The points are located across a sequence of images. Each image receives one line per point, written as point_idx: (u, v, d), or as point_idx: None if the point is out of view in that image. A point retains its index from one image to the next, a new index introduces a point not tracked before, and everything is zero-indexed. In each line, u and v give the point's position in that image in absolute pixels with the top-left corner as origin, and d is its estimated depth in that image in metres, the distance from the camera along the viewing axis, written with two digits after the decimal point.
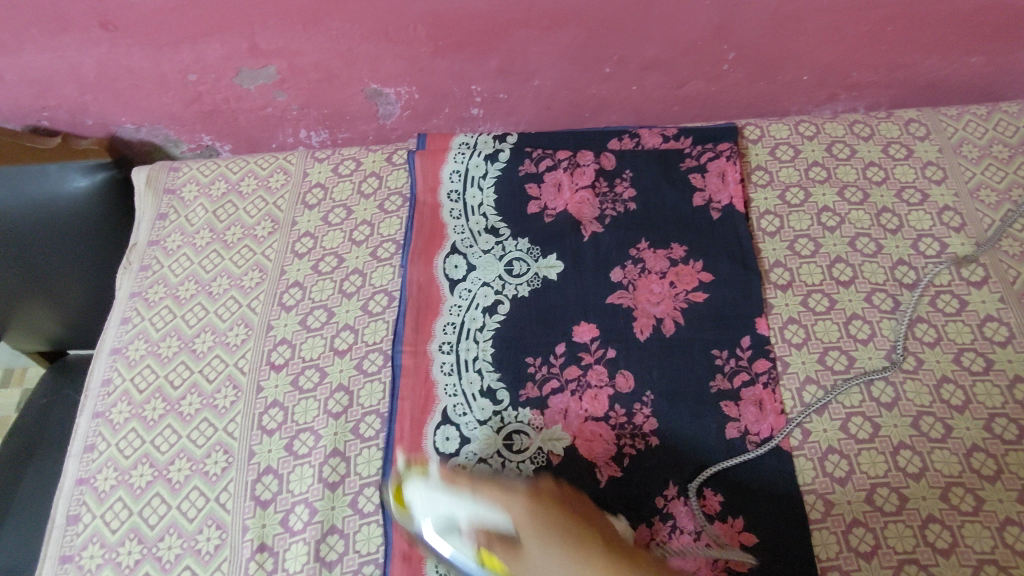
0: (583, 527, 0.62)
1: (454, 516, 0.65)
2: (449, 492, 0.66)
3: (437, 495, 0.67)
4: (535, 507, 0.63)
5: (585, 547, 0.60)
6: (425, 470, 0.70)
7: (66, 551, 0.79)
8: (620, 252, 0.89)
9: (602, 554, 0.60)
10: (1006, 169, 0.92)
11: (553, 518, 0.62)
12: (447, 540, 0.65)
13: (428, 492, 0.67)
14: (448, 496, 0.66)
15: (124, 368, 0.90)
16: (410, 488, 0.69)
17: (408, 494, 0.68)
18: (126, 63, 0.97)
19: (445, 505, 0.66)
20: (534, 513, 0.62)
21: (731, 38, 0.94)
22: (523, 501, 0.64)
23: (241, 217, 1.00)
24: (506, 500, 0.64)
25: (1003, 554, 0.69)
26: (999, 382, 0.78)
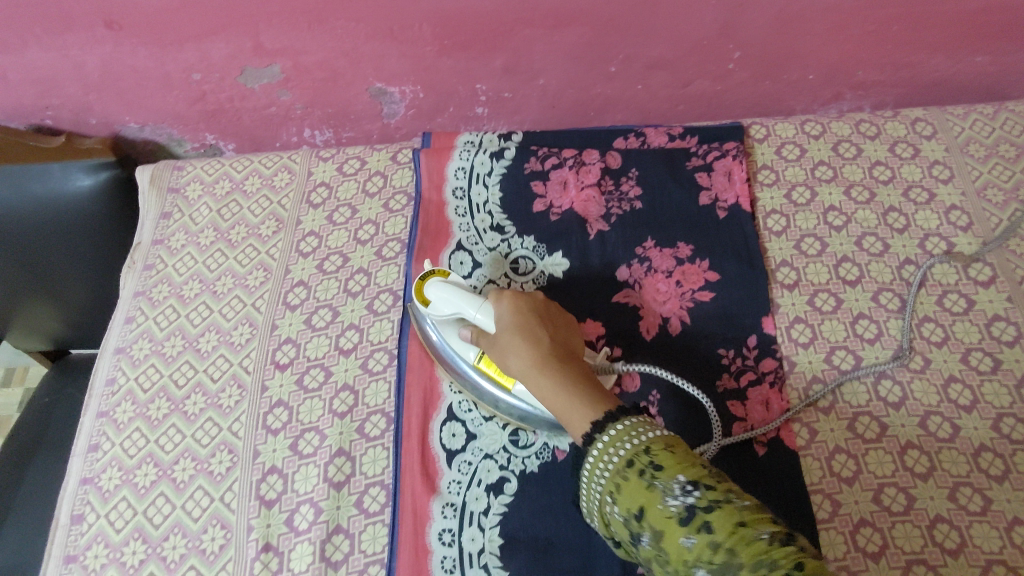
0: (546, 335, 0.66)
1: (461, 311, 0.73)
2: (461, 288, 0.75)
3: (445, 290, 0.75)
4: (517, 309, 0.68)
5: (534, 348, 0.65)
6: (447, 275, 0.78)
7: (70, 551, 0.79)
8: (626, 251, 0.89)
9: (547, 355, 0.64)
10: (1013, 169, 0.92)
11: (525, 320, 0.67)
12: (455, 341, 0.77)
13: (443, 289, 0.75)
14: (455, 295, 0.74)
15: (128, 368, 0.90)
16: (431, 285, 0.76)
17: (428, 289, 0.76)
18: (130, 62, 0.97)
19: (453, 303, 0.74)
20: (510, 312, 0.68)
21: (737, 37, 0.94)
22: (508, 302, 0.69)
23: (245, 216, 0.99)
24: (498, 295, 0.71)
25: (1012, 554, 0.68)
26: (1007, 381, 0.77)
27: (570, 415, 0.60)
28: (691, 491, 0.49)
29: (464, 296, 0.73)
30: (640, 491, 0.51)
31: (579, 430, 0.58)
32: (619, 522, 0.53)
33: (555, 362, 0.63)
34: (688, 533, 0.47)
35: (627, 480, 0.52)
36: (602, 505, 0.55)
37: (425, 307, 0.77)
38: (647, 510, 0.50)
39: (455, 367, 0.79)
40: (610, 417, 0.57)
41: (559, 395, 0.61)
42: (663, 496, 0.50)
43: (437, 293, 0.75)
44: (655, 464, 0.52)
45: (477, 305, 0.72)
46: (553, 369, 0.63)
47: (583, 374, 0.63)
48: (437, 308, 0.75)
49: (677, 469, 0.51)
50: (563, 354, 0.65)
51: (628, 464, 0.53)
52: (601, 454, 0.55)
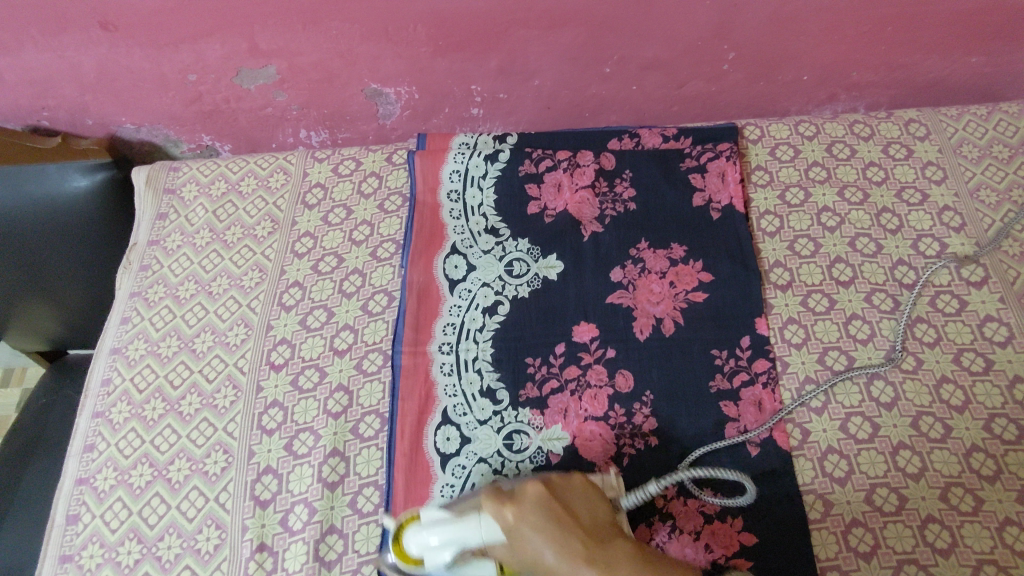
0: (570, 524, 0.62)
1: (463, 539, 0.65)
2: (449, 519, 0.66)
3: (436, 531, 0.65)
4: (528, 507, 0.63)
5: (568, 548, 0.60)
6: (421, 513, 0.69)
7: (66, 550, 0.79)
8: (620, 252, 0.89)
9: (586, 552, 0.60)
10: (1006, 170, 0.92)
11: (542, 519, 0.62)
12: (466, 568, 0.67)
13: (428, 533, 0.66)
14: (448, 528, 0.65)
15: (124, 368, 0.90)
16: (410, 537, 0.67)
17: (408, 544, 0.67)
18: (126, 63, 0.97)
19: (446, 538, 0.65)
20: (520, 520, 0.63)
21: (731, 38, 0.94)
22: (511, 509, 0.63)
23: (241, 216, 1.00)
24: (498, 508, 0.64)
25: (1003, 554, 0.69)
26: (999, 382, 0.78)
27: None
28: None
29: (454, 525, 0.65)
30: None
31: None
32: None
33: (599, 557, 0.59)
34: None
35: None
36: None
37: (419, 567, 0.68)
38: None
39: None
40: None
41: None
42: None
43: (419, 538, 0.66)
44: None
45: (478, 528, 0.64)
46: (601, 567, 0.58)
47: (633, 554, 0.59)
48: (432, 552, 0.66)
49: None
50: (597, 538, 0.61)
51: None
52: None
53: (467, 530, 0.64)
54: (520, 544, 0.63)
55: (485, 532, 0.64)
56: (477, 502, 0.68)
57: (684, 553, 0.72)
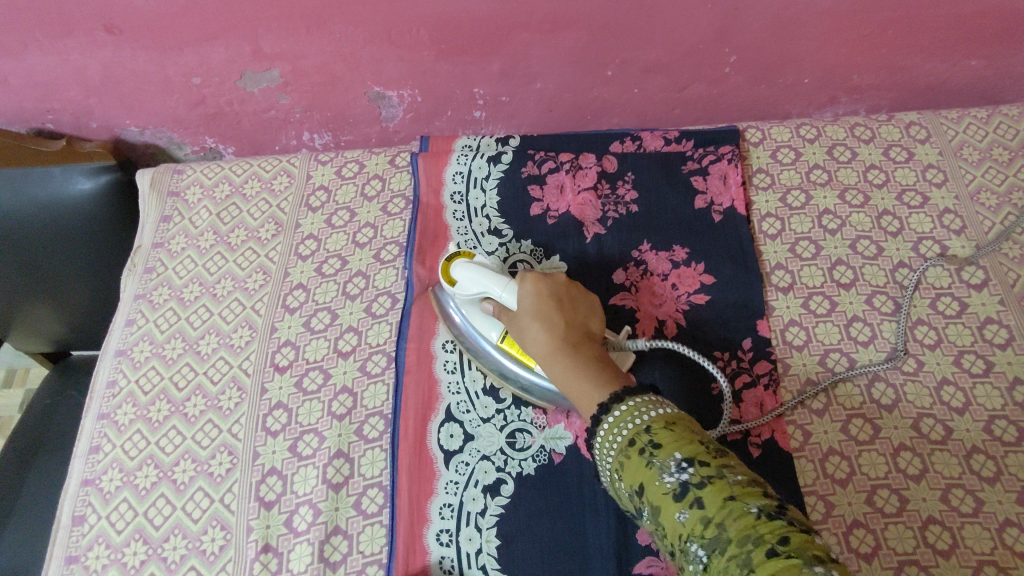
0: (561, 319, 0.69)
1: (488, 286, 0.75)
2: (486, 268, 0.76)
3: (471, 271, 0.76)
4: (544, 286, 0.71)
5: (552, 329, 0.68)
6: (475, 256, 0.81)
7: (71, 551, 0.79)
8: (622, 254, 0.89)
9: (561, 341, 0.67)
10: (1006, 172, 0.93)
11: (544, 300, 0.70)
12: (479, 319, 0.79)
13: (468, 268, 0.77)
14: (480, 273, 0.76)
15: (129, 370, 0.91)
16: (455, 264, 0.79)
17: (454, 267, 0.79)
18: (131, 66, 0.97)
19: (478, 274, 0.76)
20: (530, 295, 0.71)
21: (732, 41, 0.95)
22: (530, 281, 0.72)
23: (245, 219, 1.00)
24: (522, 277, 0.73)
25: (1003, 555, 0.69)
26: (999, 384, 0.78)
27: (582, 396, 0.63)
28: (685, 468, 0.49)
29: (489, 272, 0.76)
30: (639, 467, 0.52)
31: (588, 412, 0.61)
32: (626, 496, 0.54)
33: (571, 348, 0.66)
34: (682, 509, 0.48)
35: (629, 458, 0.53)
36: (612, 483, 0.57)
37: (451, 286, 0.80)
38: (646, 487, 0.51)
39: (475, 343, 0.81)
40: (621, 397, 0.58)
41: (569, 379, 0.64)
42: (661, 473, 0.50)
43: (462, 269, 0.78)
44: (654, 442, 0.52)
45: (503, 283, 0.74)
46: (566, 353, 0.66)
47: (597, 356, 0.66)
48: (464, 285, 0.77)
49: (675, 447, 0.51)
50: (575, 335, 0.68)
51: (629, 444, 0.54)
52: (608, 434, 0.56)
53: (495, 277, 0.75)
54: (519, 316, 0.71)
55: (506, 292, 0.73)
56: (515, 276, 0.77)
57: None
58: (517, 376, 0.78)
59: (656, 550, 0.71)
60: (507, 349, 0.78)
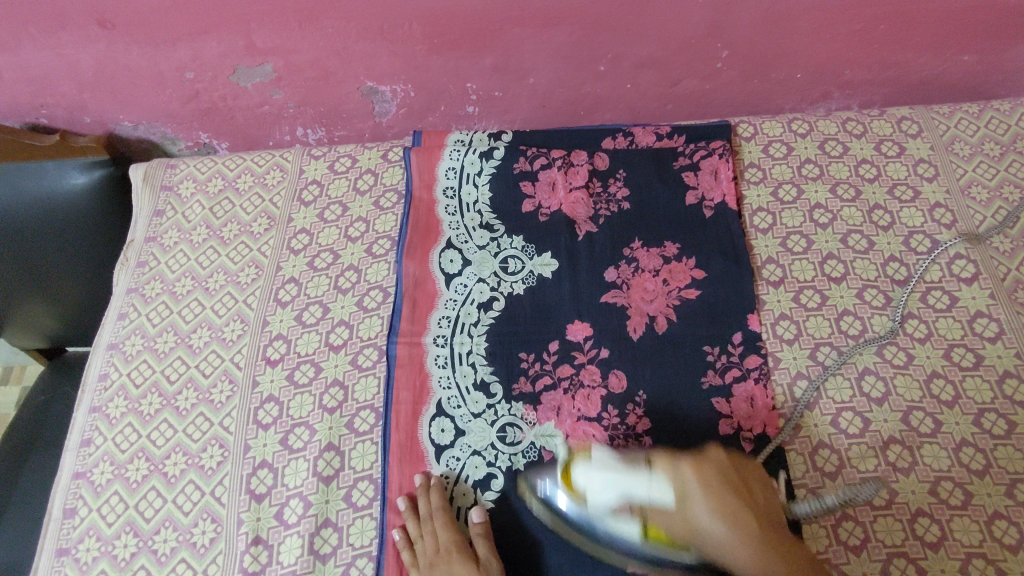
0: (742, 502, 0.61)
1: (628, 489, 0.64)
2: (619, 467, 0.65)
3: (607, 469, 0.65)
4: (710, 475, 0.63)
5: (738, 517, 0.60)
6: (591, 451, 0.69)
7: (63, 544, 0.80)
8: (614, 252, 0.89)
9: (751, 527, 0.60)
10: (997, 167, 0.93)
11: (717, 486, 0.62)
12: (614, 518, 0.65)
13: (598, 467, 0.66)
14: (618, 478, 0.64)
15: (121, 363, 0.91)
16: (577, 469, 0.68)
17: (577, 476, 0.67)
18: (124, 61, 0.98)
19: (614, 482, 0.65)
20: (699, 488, 0.62)
21: (724, 36, 0.95)
22: (690, 467, 0.63)
23: (238, 213, 1.00)
24: (674, 463, 0.64)
25: (991, 547, 0.69)
26: (988, 377, 0.78)
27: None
28: None
29: (625, 479, 0.64)
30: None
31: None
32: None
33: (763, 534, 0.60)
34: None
35: None
36: None
37: (576, 499, 0.68)
38: None
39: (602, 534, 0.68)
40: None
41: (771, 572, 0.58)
42: None
43: (588, 476, 0.66)
44: None
45: (649, 479, 0.63)
46: (759, 541, 0.59)
47: (790, 561, 0.59)
48: (594, 491, 0.65)
49: None
50: (761, 527, 0.61)
51: None
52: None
53: (637, 472, 0.64)
54: (684, 506, 0.62)
55: (656, 492, 0.62)
56: (645, 457, 0.66)
57: None
58: (661, 563, 0.66)
59: None
60: (652, 538, 0.64)
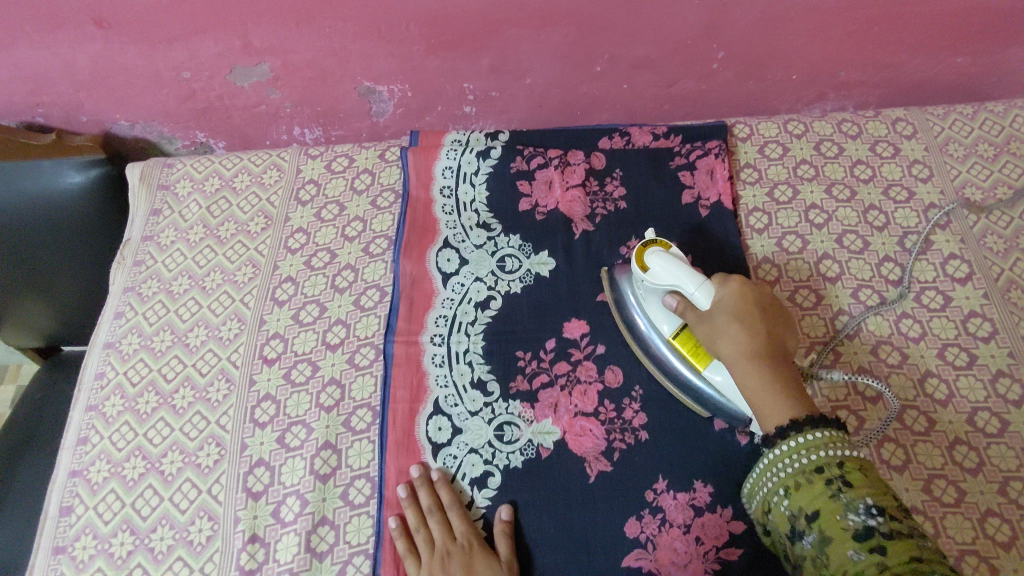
0: (761, 328, 0.70)
1: (683, 284, 0.73)
2: (685, 265, 0.74)
3: (672, 264, 0.74)
4: (742, 302, 0.71)
5: (750, 336, 0.69)
6: (670, 247, 0.77)
7: (59, 542, 0.79)
8: (610, 250, 0.90)
9: (761, 350, 0.68)
10: (991, 168, 0.94)
11: (743, 311, 0.71)
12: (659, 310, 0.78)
13: (668, 259, 0.75)
14: (679, 266, 0.73)
15: (117, 362, 0.91)
16: (651, 252, 0.76)
17: (649, 256, 0.76)
18: (121, 60, 0.98)
19: (677, 272, 0.73)
20: (731, 299, 0.71)
21: (720, 37, 0.95)
22: (733, 288, 0.72)
23: (234, 213, 1.00)
24: (724, 282, 0.73)
25: (985, 544, 0.70)
26: (982, 376, 0.79)
27: (768, 407, 0.66)
28: (874, 516, 0.55)
29: (688, 270, 0.73)
30: (819, 496, 0.58)
31: (772, 423, 0.65)
32: (785, 514, 0.61)
33: (769, 361, 0.68)
34: (858, 548, 0.54)
35: (812, 483, 0.59)
36: (767, 496, 0.64)
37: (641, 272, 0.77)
38: (822, 517, 0.57)
39: (648, 340, 0.80)
40: (805, 421, 0.63)
41: (760, 389, 0.66)
42: (846, 511, 0.56)
43: (658, 259, 0.75)
44: (845, 482, 0.58)
45: (701, 282, 0.72)
46: (761, 364, 0.68)
47: (790, 381, 0.67)
48: (659, 274, 0.75)
49: (867, 493, 0.57)
50: (772, 351, 0.69)
51: (814, 471, 0.60)
52: (789, 450, 0.62)
53: (696, 274, 0.73)
54: (715, 314, 0.71)
55: (703, 293, 0.72)
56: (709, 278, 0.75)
57: (675, 547, 0.72)
58: (683, 383, 0.77)
59: (644, 543, 0.72)
60: (681, 345, 0.76)
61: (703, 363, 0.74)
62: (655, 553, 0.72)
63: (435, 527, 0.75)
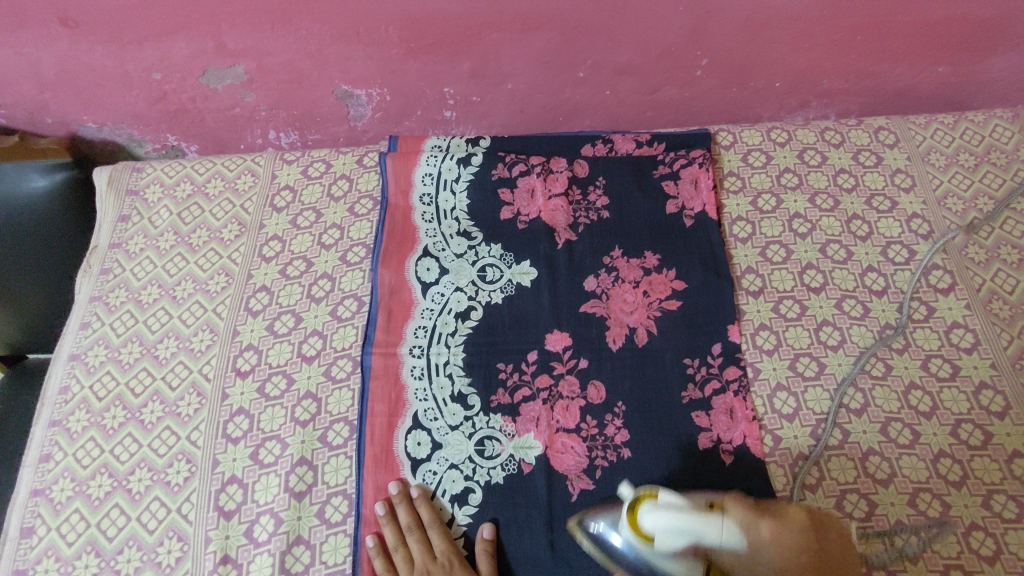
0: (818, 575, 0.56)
1: (699, 536, 0.58)
2: (689, 508, 0.59)
3: (682, 523, 0.58)
4: (788, 541, 0.56)
5: None
6: (660, 492, 0.62)
7: (19, 565, 0.76)
8: (593, 260, 0.88)
9: None
10: (972, 178, 0.94)
11: (797, 563, 0.56)
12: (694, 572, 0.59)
13: (673, 517, 0.59)
14: (685, 519, 0.58)
15: (83, 375, 0.87)
16: (648, 514, 0.60)
17: (642, 520, 0.61)
18: (87, 60, 0.94)
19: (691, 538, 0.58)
20: (774, 545, 0.56)
21: (704, 44, 0.94)
22: (769, 528, 0.57)
23: (207, 219, 0.97)
24: (752, 519, 0.57)
25: (969, 558, 0.70)
26: (965, 388, 0.79)
27: None
28: None
29: (697, 522, 0.58)
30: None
31: None
32: None
33: None
34: None
35: None
36: None
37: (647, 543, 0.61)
38: None
39: None
40: None
41: None
42: None
43: (658, 524, 0.60)
44: None
45: (720, 528, 0.57)
46: None
47: None
48: (669, 541, 0.59)
49: None
50: None
51: None
52: None
53: (712, 524, 0.57)
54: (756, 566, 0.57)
55: (726, 544, 0.57)
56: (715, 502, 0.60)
57: None
58: None
59: None
60: None
61: None
62: None
63: (414, 545, 0.73)
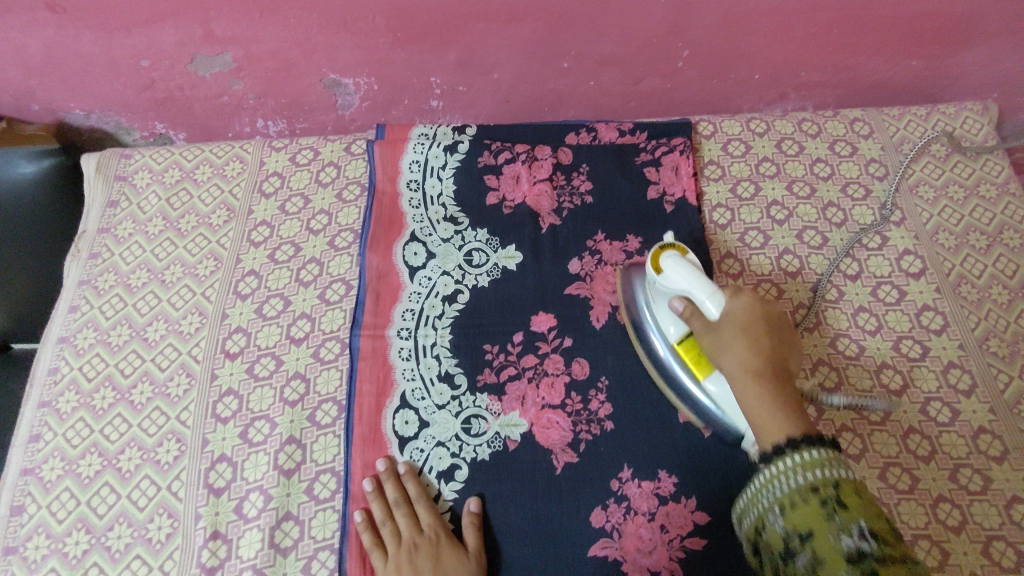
0: (765, 345, 0.65)
1: (691, 290, 0.69)
2: (697, 271, 0.70)
3: (682, 271, 0.70)
4: (752, 317, 0.66)
5: (751, 354, 0.64)
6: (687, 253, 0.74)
7: (10, 542, 0.77)
8: (577, 244, 0.90)
9: (767, 370, 0.64)
10: (943, 168, 0.97)
11: (753, 331, 0.65)
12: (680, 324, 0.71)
13: (680, 265, 0.71)
14: (691, 273, 0.69)
15: (72, 357, 0.88)
16: (667, 255, 0.72)
17: (661, 261, 0.73)
18: (75, 46, 0.95)
19: (686, 281, 0.69)
20: (741, 313, 0.66)
21: (685, 36, 0.97)
22: (745, 306, 0.66)
23: (196, 205, 0.98)
24: (736, 294, 0.67)
25: (936, 528, 0.72)
26: (934, 367, 0.82)
27: (766, 426, 0.61)
28: (868, 539, 0.49)
29: (698, 277, 0.69)
30: (813, 515, 0.51)
31: (766, 442, 0.60)
32: (779, 534, 0.54)
33: (771, 386, 0.63)
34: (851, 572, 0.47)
35: (806, 501, 0.53)
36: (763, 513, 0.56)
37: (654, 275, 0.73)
38: (816, 534, 0.50)
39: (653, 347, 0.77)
40: (803, 442, 0.57)
41: (756, 403, 0.62)
42: (838, 533, 0.49)
43: (671, 266, 0.71)
44: (840, 502, 0.51)
45: (710, 289, 0.68)
46: (762, 385, 0.63)
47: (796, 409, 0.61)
48: (671, 281, 0.71)
49: (861, 516, 0.50)
50: (779, 374, 0.64)
51: (810, 488, 0.53)
52: (791, 474, 0.55)
53: (704, 282, 0.68)
54: (720, 326, 0.66)
55: (711, 297, 0.67)
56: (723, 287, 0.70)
57: (640, 534, 0.72)
58: (678, 390, 0.75)
59: (610, 532, 0.73)
60: (680, 356, 0.73)
61: (702, 374, 0.71)
62: (620, 541, 0.73)
63: (401, 519, 0.74)
